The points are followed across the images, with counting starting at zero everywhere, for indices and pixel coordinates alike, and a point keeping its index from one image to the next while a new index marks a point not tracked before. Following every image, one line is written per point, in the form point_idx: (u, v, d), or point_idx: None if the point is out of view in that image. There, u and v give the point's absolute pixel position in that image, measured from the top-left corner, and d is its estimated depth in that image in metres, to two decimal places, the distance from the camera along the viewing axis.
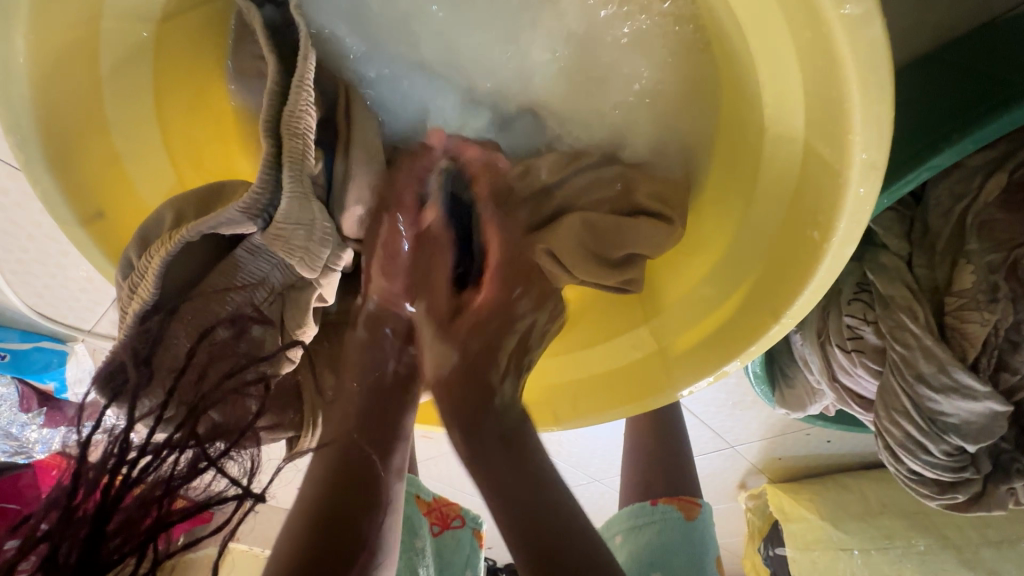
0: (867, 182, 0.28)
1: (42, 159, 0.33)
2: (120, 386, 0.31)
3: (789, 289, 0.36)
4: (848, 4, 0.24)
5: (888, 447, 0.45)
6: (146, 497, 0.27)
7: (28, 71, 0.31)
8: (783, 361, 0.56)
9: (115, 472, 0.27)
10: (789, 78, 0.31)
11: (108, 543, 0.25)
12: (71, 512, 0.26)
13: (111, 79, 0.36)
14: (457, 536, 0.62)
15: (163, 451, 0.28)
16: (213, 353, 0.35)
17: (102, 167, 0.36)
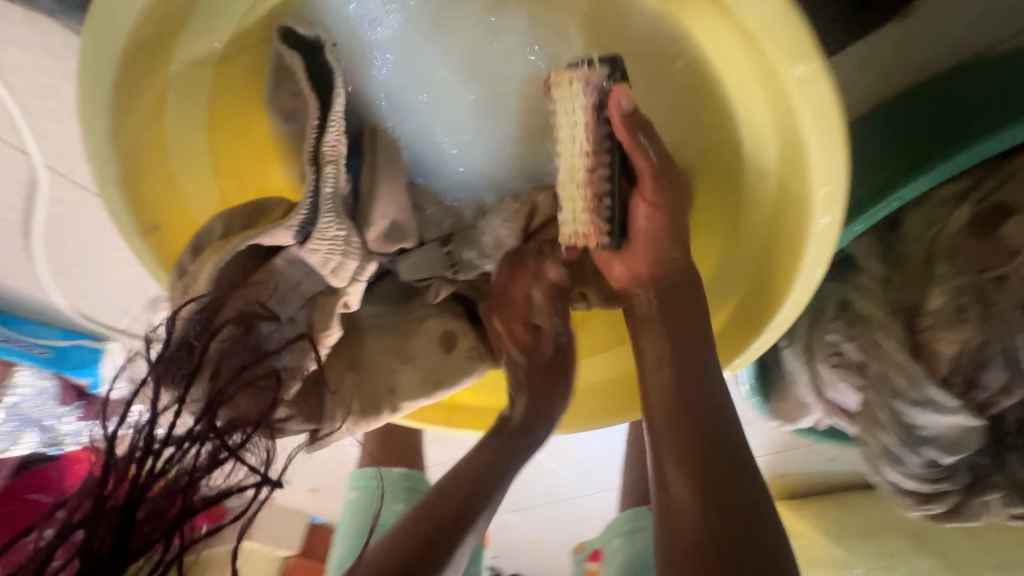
0: (829, 213, 0.32)
1: (115, 184, 0.38)
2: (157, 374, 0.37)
3: (769, 307, 0.40)
4: (799, 64, 0.28)
5: (869, 457, 0.48)
6: (169, 487, 0.33)
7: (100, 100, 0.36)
8: (775, 374, 0.59)
9: (141, 461, 0.33)
10: (762, 117, 0.34)
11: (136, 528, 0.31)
12: (103, 501, 0.31)
13: (170, 113, 0.41)
14: None
15: (184, 443, 0.34)
16: (224, 351, 0.40)
17: (158, 185, 0.41)
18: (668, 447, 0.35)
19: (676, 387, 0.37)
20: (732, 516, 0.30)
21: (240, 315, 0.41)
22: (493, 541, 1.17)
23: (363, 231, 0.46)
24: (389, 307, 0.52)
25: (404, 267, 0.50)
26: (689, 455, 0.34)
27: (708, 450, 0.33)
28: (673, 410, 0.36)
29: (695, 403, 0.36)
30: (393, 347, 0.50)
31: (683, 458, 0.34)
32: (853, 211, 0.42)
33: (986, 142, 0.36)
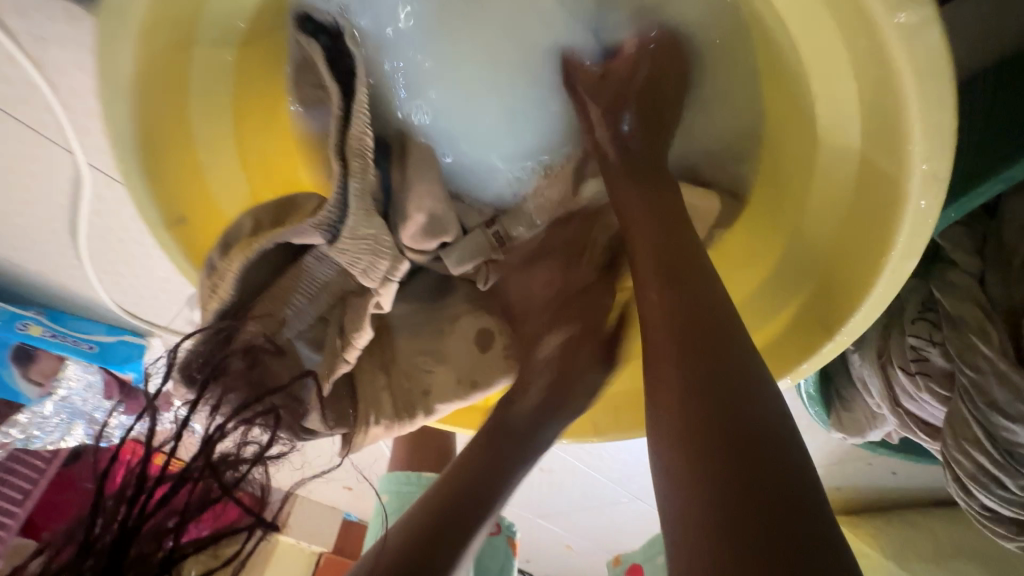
0: (929, 193, 0.27)
1: (140, 176, 0.37)
2: (195, 374, 0.37)
3: (844, 307, 0.35)
4: (901, 13, 0.24)
5: (958, 479, 0.42)
6: (158, 528, 0.29)
7: (125, 90, 0.35)
8: (840, 382, 0.53)
9: (133, 500, 0.30)
10: (842, 88, 0.30)
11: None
12: (90, 542, 0.28)
13: (197, 102, 0.40)
14: (494, 542, 0.62)
15: (179, 482, 0.31)
16: (229, 386, 0.38)
17: (184, 177, 0.40)
18: (672, 383, 0.28)
19: (681, 317, 0.30)
20: (768, 457, 0.24)
21: (247, 343, 0.39)
22: (526, 548, 1.15)
23: (394, 226, 0.44)
24: (420, 306, 0.49)
25: (450, 259, 0.46)
26: (701, 393, 0.27)
27: (728, 385, 0.27)
28: (679, 342, 0.29)
29: (706, 330, 0.29)
30: (427, 347, 0.47)
31: (692, 397, 0.27)
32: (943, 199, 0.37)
33: None
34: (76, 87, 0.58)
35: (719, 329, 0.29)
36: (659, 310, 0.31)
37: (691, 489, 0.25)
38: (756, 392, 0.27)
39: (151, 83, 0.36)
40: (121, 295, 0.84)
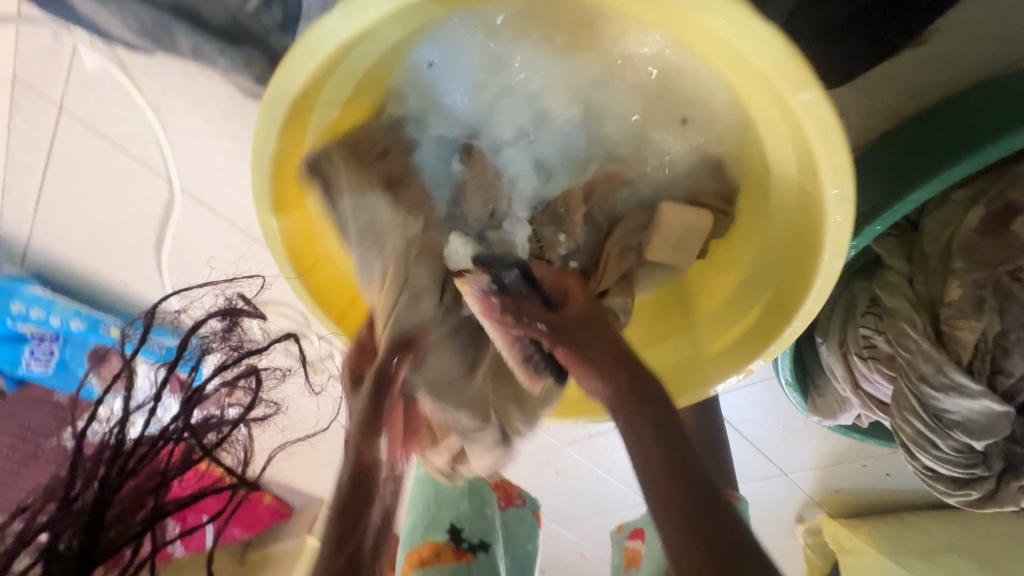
0: (840, 212, 0.38)
1: (270, 209, 0.51)
2: (209, 341, 0.51)
3: (798, 299, 0.46)
4: (802, 92, 0.34)
5: (904, 444, 0.52)
6: (135, 491, 0.45)
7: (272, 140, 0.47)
8: (814, 371, 0.63)
9: (110, 464, 0.44)
10: (777, 135, 0.41)
11: (121, 524, 0.44)
12: (69, 503, 0.43)
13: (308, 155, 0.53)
14: (518, 512, 0.73)
15: (153, 448, 0.45)
16: (207, 345, 0.51)
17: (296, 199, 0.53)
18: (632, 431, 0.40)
19: (620, 382, 0.42)
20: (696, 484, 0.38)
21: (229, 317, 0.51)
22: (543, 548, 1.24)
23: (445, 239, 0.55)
24: None
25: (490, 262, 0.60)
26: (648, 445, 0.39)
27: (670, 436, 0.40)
28: (625, 394, 0.42)
29: (642, 398, 0.41)
30: None
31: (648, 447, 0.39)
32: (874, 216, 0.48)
33: (987, 150, 0.42)
34: (184, 128, 0.72)
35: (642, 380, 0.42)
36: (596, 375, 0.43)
37: (661, 507, 0.37)
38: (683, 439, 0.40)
39: (281, 143, 0.49)
40: None
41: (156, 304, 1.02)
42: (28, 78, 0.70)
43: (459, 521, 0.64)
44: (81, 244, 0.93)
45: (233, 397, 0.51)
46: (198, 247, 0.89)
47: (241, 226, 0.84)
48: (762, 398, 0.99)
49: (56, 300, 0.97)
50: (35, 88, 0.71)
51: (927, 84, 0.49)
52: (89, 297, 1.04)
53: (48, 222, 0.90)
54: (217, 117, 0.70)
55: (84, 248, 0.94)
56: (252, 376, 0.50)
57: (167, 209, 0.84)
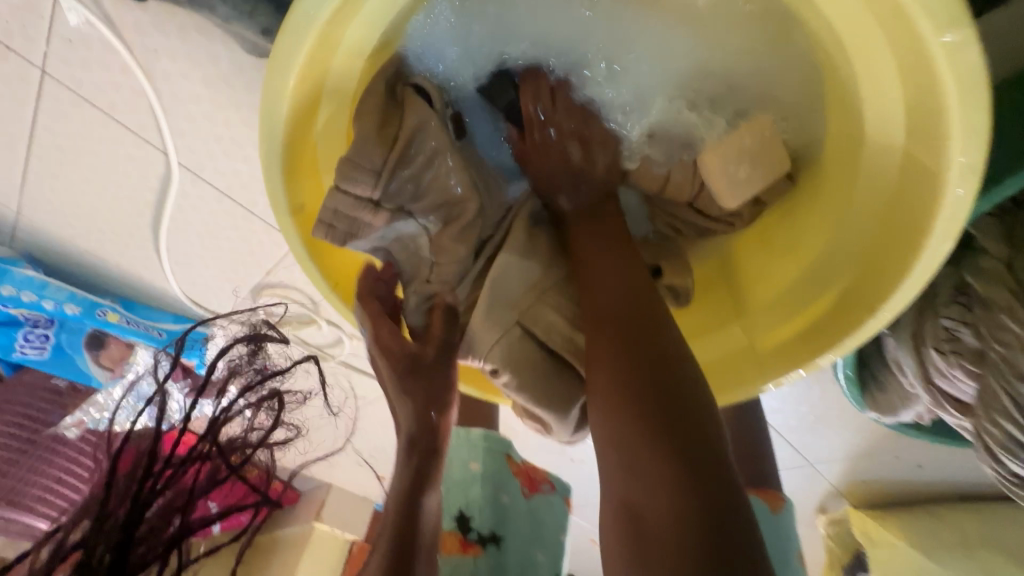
0: (965, 183, 0.32)
1: (280, 179, 0.45)
2: (238, 366, 0.54)
3: (884, 288, 0.40)
4: (948, 33, 0.29)
5: (987, 449, 0.46)
6: (168, 506, 0.46)
7: (284, 100, 0.43)
8: (874, 365, 0.58)
9: (143, 480, 0.45)
10: (890, 92, 0.36)
11: (147, 543, 0.44)
12: (101, 519, 0.43)
13: (327, 121, 0.48)
14: (549, 498, 0.69)
15: (188, 462, 0.46)
16: (236, 367, 0.54)
17: (308, 171, 0.48)
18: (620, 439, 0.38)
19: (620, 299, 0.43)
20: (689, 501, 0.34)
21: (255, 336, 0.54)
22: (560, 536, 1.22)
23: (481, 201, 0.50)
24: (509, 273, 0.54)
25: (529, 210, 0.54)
26: (636, 457, 0.37)
27: (666, 443, 0.36)
28: (614, 392, 0.39)
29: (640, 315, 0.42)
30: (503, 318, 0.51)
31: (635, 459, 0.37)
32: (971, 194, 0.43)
33: None
34: (182, 94, 0.65)
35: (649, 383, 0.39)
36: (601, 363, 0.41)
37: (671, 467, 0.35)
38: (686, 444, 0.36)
39: (300, 105, 0.44)
40: (196, 283, 0.92)
41: (155, 287, 0.97)
42: (4, 36, 0.63)
43: (467, 509, 0.63)
44: (73, 224, 0.87)
45: (255, 419, 0.53)
46: (199, 227, 0.83)
47: (245, 203, 0.78)
48: (796, 388, 0.94)
49: (48, 282, 0.91)
50: (12, 48, 0.64)
51: None
52: (84, 281, 0.98)
53: (36, 199, 0.84)
54: (218, 81, 0.63)
55: (77, 227, 0.88)
56: (277, 398, 0.52)
57: (164, 185, 0.77)
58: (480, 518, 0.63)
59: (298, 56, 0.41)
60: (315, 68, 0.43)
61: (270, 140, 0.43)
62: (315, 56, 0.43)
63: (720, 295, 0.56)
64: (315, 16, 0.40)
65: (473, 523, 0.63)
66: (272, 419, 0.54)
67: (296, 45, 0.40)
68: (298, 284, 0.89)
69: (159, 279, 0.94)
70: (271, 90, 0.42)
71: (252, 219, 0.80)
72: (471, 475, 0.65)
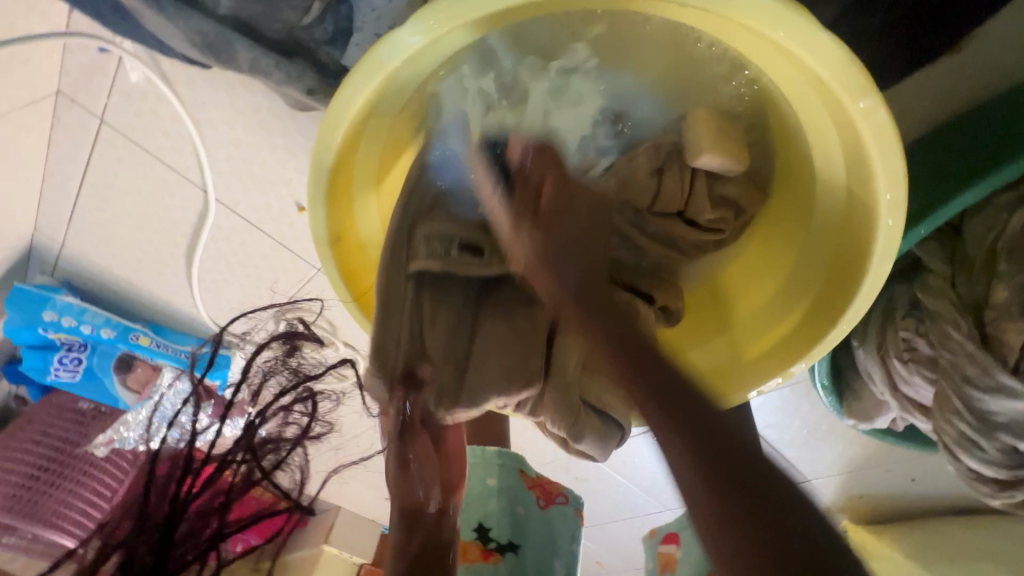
0: (893, 215, 0.39)
1: (322, 206, 0.52)
2: (272, 371, 0.58)
3: (841, 303, 0.46)
4: (862, 100, 0.36)
5: (947, 446, 0.52)
6: (205, 509, 0.49)
7: (333, 150, 0.49)
8: (849, 375, 0.64)
9: (183, 482, 0.49)
10: (829, 142, 0.43)
11: (188, 541, 0.47)
12: (143, 522, 0.47)
13: (362, 157, 0.55)
14: (563, 510, 0.72)
15: (223, 466, 0.50)
16: (270, 370, 0.58)
17: (343, 206, 0.55)
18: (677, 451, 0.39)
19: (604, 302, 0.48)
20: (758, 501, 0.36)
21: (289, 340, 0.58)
22: None
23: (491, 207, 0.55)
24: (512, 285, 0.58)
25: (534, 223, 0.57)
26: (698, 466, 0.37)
27: (717, 444, 0.38)
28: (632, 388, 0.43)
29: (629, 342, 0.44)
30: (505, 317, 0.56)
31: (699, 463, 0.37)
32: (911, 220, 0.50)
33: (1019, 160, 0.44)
34: (223, 138, 0.74)
35: (675, 390, 0.41)
36: (622, 383, 0.44)
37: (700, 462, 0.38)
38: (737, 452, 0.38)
39: (345, 146, 0.51)
40: (222, 308, 1.00)
41: (183, 313, 1.04)
42: (71, 91, 0.72)
43: (486, 521, 0.67)
44: (112, 254, 0.95)
45: (290, 416, 0.57)
46: (229, 256, 0.90)
47: (273, 234, 0.85)
48: (787, 402, 0.99)
49: (87, 308, 0.99)
50: (77, 101, 0.73)
51: (960, 92, 0.51)
52: (118, 306, 1.06)
53: (82, 231, 0.92)
54: (255, 127, 0.71)
55: (116, 257, 0.96)
56: (308, 401, 0.57)
57: (200, 218, 0.85)
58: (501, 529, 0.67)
59: (346, 111, 0.48)
60: (357, 125, 0.50)
61: (316, 174, 0.50)
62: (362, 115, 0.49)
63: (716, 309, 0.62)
64: (365, 80, 0.46)
65: (492, 534, 0.67)
66: (307, 417, 0.58)
67: (346, 108, 0.47)
68: (318, 308, 0.96)
69: (188, 305, 1.01)
70: (322, 137, 0.48)
71: (278, 249, 0.88)
72: (488, 489, 0.70)
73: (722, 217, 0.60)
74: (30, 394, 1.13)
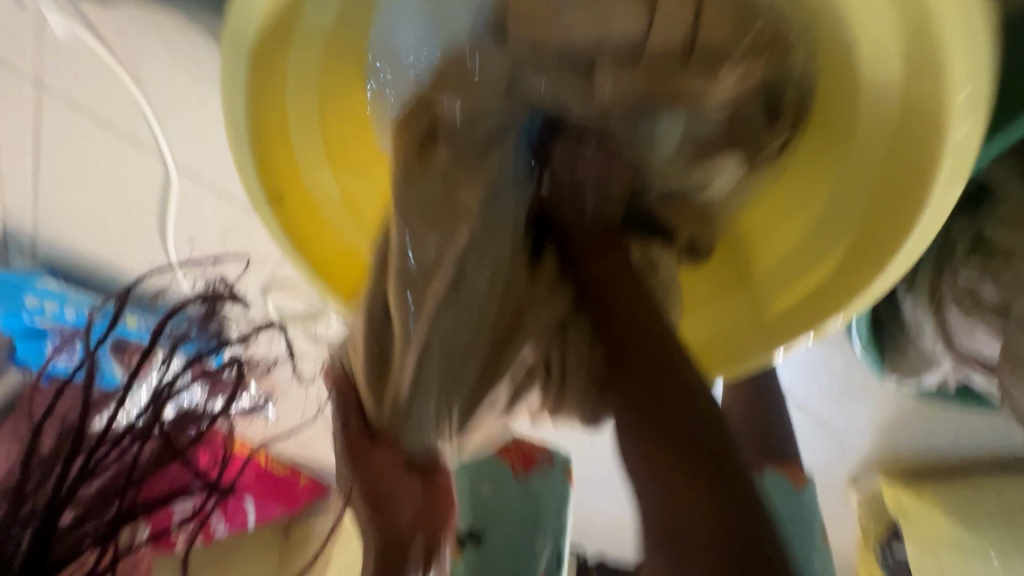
0: (968, 117, 0.33)
1: (255, 179, 0.48)
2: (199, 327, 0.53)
3: (894, 239, 0.39)
4: None
5: (1015, 409, 0.43)
6: (104, 494, 0.44)
7: (245, 84, 0.44)
8: (893, 328, 0.55)
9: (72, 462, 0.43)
10: (884, 31, 0.36)
11: (82, 528, 0.42)
12: (18, 509, 0.41)
13: (295, 107, 0.49)
14: (546, 470, 0.68)
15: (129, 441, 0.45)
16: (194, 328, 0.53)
17: (281, 161, 0.50)
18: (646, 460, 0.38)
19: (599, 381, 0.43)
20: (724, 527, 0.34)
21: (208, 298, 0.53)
22: None
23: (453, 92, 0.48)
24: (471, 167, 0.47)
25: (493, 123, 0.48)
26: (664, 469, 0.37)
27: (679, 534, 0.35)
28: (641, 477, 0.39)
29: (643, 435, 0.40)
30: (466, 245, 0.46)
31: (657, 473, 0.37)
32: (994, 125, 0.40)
33: None
34: (169, 96, 0.66)
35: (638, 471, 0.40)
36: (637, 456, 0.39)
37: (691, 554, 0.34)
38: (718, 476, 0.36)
39: (264, 89, 0.45)
40: None
41: (168, 291, 1.00)
42: None
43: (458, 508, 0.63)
44: (83, 233, 0.90)
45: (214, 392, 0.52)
46: (200, 228, 0.84)
47: (244, 203, 0.79)
48: (817, 359, 0.90)
49: (68, 292, 0.95)
50: (4, 62, 0.65)
51: None
52: (102, 288, 1.01)
53: (48, 210, 0.86)
54: (202, 79, 0.63)
55: (89, 236, 0.90)
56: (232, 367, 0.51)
57: (165, 189, 0.79)
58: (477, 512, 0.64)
59: (247, 57, 0.43)
60: (273, 56, 0.44)
61: (236, 136, 0.46)
62: (273, 41, 0.43)
63: (722, 260, 0.54)
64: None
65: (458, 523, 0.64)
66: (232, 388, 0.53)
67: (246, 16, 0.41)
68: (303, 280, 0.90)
69: (172, 284, 0.97)
70: (227, 95, 0.43)
71: (251, 217, 0.81)
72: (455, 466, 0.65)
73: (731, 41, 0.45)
74: None
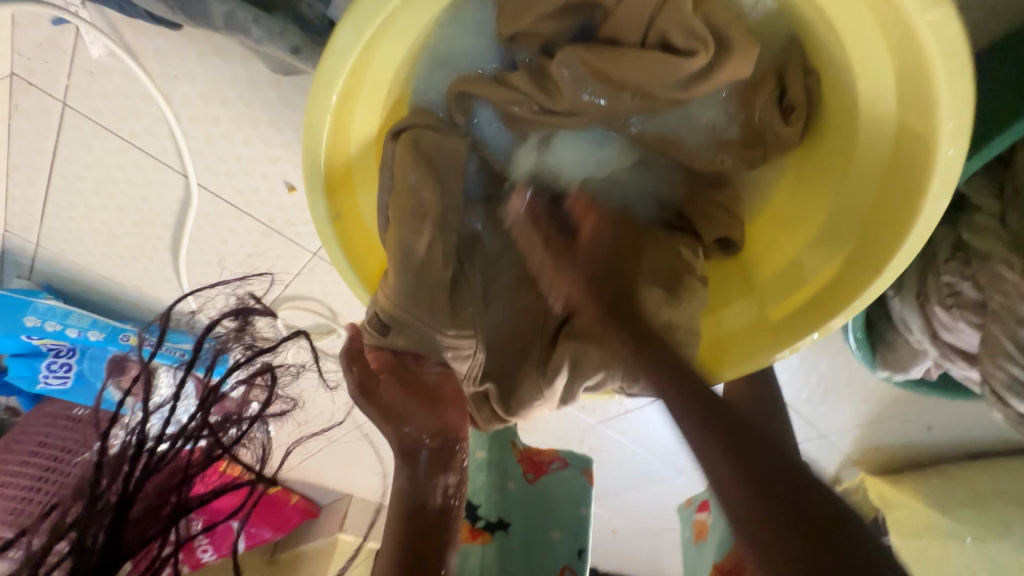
0: (955, 143, 0.38)
1: (322, 204, 0.51)
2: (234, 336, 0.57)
3: (888, 248, 0.44)
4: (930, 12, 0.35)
5: (994, 392, 0.49)
6: (163, 487, 0.47)
7: (324, 117, 0.48)
8: (883, 326, 0.61)
9: (132, 461, 0.46)
10: (881, 70, 0.42)
11: (145, 522, 0.46)
12: (93, 504, 0.44)
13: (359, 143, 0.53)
14: (559, 474, 0.72)
15: (179, 440, 0.48)
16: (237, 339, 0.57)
17: (342, 190, 0.53)
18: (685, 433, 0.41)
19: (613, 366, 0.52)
20: (774, 482, 0.34)
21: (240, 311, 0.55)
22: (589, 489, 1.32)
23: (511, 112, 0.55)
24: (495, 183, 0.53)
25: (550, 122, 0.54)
26: (709, 462, 0.37)
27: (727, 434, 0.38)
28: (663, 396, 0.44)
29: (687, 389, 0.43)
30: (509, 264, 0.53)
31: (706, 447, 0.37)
32: (978, 142, 0.45)
33: None
34: (202, 116, 0.68)
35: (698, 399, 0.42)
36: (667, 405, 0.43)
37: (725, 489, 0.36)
38: (757, 447, 0.37)
39: (337, 121, 0.49)
40: (214, 299, 0.95)
41: (173, 309, 0.99)
42: (26, 73, 0.65)
43: (474, 498, 0.65)
44: (90, 252, 0.90)
45: (249, 396, 0.57)
46: (217, 245, 0.85)
47: (264, 220, 0.81)
48: (804, 360, 0.97)
49: (71, 311, 0.94)
50: (33, 84, 0.66)
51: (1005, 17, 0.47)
52: (102, 307, 1.00)
53: (56, 230, 0.86)
54: (236, 101, 0.66)
55: (96, 255, 0.90)
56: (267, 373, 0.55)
57: (184, 207, 0.80)
58: (490, 500, 0.66)
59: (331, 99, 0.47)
60: (349, 91, 0.48)
61: (312, 167, 0.49)
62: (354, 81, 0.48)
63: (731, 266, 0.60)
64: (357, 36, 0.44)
65: (481, 512, 0.65)
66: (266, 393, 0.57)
67: (338, 61, 0.44)
68: (318, 295, 0.92)
69: (178, 301, 0.97)
70: (312, 123, 0.47)
71: (270, 234, 0.83)
72: (479, 464, 0.67)
73: (696, 33, 0.48)
74: (21, 405, 1.08)
